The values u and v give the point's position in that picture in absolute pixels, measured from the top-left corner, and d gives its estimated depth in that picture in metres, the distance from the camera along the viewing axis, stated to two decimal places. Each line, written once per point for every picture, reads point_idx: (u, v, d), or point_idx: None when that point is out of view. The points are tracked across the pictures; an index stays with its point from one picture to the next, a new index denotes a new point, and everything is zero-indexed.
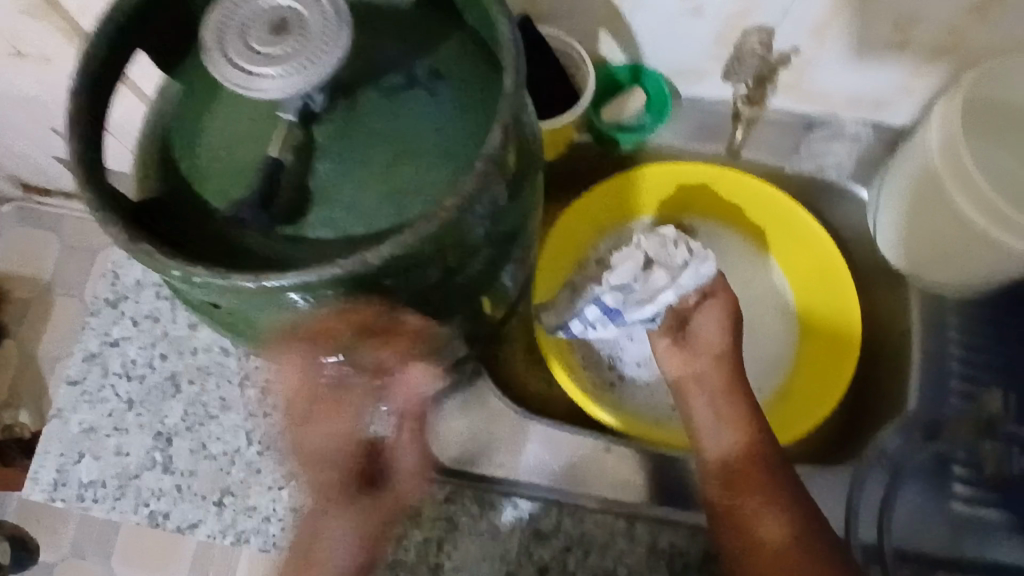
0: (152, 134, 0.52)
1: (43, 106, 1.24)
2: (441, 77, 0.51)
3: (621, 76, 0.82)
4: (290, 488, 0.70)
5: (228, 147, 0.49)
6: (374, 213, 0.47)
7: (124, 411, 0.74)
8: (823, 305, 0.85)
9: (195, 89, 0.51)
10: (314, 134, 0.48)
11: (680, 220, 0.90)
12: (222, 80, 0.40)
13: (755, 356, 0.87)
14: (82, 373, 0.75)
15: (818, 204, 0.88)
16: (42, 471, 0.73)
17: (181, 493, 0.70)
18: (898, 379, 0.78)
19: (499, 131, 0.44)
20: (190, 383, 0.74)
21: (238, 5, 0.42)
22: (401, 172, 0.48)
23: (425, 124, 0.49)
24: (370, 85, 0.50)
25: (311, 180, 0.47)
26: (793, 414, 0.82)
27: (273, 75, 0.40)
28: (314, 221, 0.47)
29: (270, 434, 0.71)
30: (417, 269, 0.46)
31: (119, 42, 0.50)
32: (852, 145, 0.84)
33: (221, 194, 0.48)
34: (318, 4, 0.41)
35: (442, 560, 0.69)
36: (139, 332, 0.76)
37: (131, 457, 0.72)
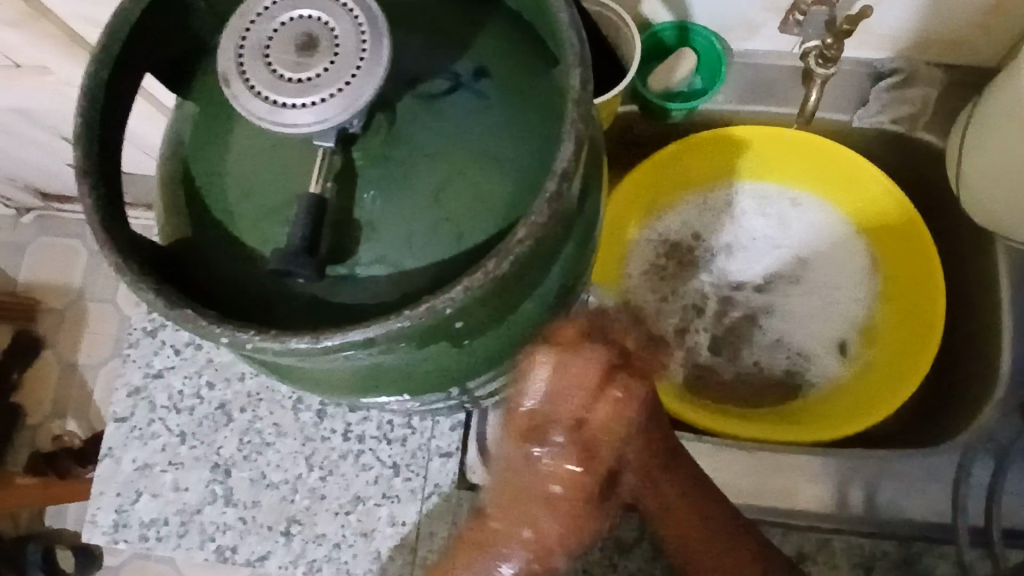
0: (177, 170, 0.47)
1: (43, 119, 1.11)
2: (486, 76, 0.45)
3: (666, 36, 0.75)
4: (357, 513, 0.67)
5: (262, 180, 0.44)
6: (431, 243, 0.42)
7: (177, 444, 0.70)
8: (900, 270, 0.78)
9: (215, 117, 0.46)
10: (354, 156, 0.42)
11: (739, 187, 0.82)
12: (247, 114, 0.35)
13: (829, 324, 0.80)
14: (129, 409, 0.72)
15: (888, 157, 0.81)
16: (101, 513, 0.70)
17: (247, 526, 0.68)
18: (991, 347, 0.72)
19: (572, 140, 0.38)
20: (241, 411, 0.70)
21: (255, 22, 0.36)
22: (453, 192, 0.43)
23: (478, 132, 0.44)
24: (411, 92, 0.44)
25: (356, 212, 0.42)
26: (875, 390, 0.75)
27: (309, 104, 0.35)
28: (362, 259, 0.42)
29: (331, 458, 0.68)
30: (481, 312, 0.42)
31: (127, 67, 0.44)
32: (927, 90, 0.76)
33: (260, 234, 0.44)
34: (349, 14, 0.36)
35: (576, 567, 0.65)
36: (183, 361, 0.72)
37: (190, 492, 0.69)
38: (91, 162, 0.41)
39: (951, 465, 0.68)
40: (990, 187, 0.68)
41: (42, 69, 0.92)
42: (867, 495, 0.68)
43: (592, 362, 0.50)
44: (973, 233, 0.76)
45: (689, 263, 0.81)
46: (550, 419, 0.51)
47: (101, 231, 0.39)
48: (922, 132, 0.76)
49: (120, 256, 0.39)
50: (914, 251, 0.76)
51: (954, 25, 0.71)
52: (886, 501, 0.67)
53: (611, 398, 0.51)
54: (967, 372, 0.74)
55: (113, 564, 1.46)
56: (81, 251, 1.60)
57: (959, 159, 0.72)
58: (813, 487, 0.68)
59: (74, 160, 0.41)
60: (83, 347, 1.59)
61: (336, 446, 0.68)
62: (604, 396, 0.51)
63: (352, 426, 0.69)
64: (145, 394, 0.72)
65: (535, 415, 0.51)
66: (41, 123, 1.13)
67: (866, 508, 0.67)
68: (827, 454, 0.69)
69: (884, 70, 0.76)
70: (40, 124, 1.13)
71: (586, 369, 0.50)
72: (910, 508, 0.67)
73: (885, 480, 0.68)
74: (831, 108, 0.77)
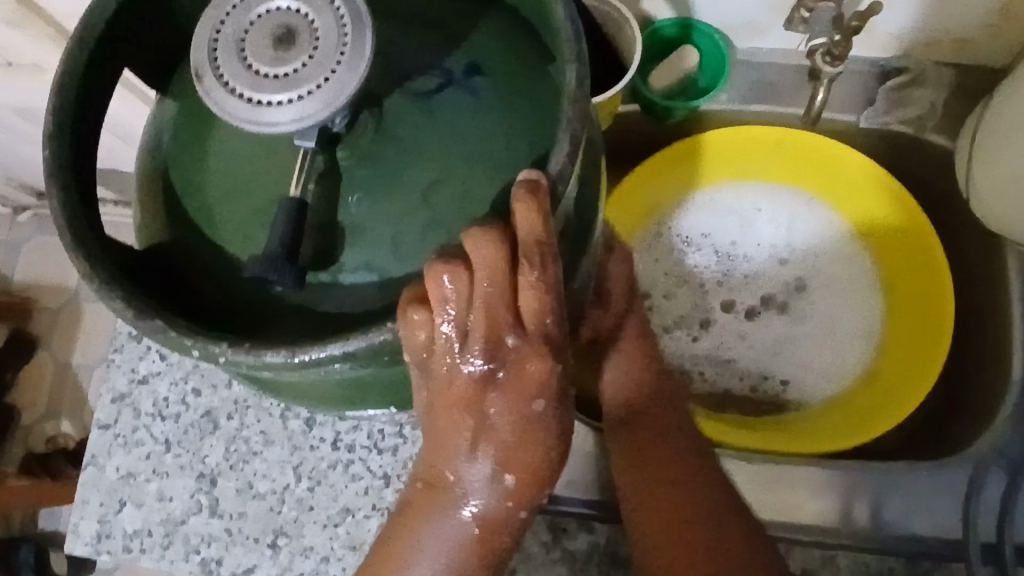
0: (154, 171, 0.45)
1: (35, 118, 1.09)
2: (479, 73, 0.43)
3: (668, 33, 0.72)
4: (346, 525, 0.65)
5: (243, 182, 0.42)
6: (420, 250, 0.40)
7: (162, 452, 0.68)
8: (907, 277, 0.76)
9: (195, 116, 0.44)
10: (339, 157, 0.40)
11: (744, 191, 0.80)
12: (221, 113, 0.33)
13: (833, 331, 0.78)
14: (113, 416, 0.70)
15: (896, 160, 0.79)
16: (83, 523, 0.68)
17: (233, 537, 0.66)
18: (1002, 357, 0.69)
19: (567, 143, 0.36)
20: (228, 419, 0.68)
21: (230, 14, 0.34)
22: (443, 195, 0.41)
23: (470, 132, 0.42)
24: (399, 90, 0.42)
25: (340, 216, 0.40)
26: (879, 396, 0.73)
27: (287, 101, 0.33)
28: (346, 266, 0.40)
29: (320, 468, 0.66)
30: None
31: (103, 63, 0.42)
32: (937, 91, 0.74)
33: (240, 239, 0.41)
34: (330, 5, 0.33)
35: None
36: (169, 366, 0.70)
37: (175, 502, 0.67)
38: (61, 164, 0.39)
39: (960, 480, 0.65)
40: (999, 191, 0.66)
41: (33, 67, 0.90)
42: (872, 509, 0.65)
43: (527, 364, 0.38)
44: (984, 238, 0.74)
45: (692, 268, 0.80)
46: (464, 454, 0.41)
47: (69, 237, 0.37)
48: (932, 133, 0.73)
49: (90, 263, 0.37)
50: (921, 257, 0.74)
51: (966, 24, 0.69)
52: (893, 516, 0.65)
53: (523, 416, 0.40)
54: (977, 382, 0.72)
55: None
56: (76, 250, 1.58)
57: (969, 162, 0.69)
58: (818, 500, 0.66)
59: (43, 161, 0.39)
60: (78, 348, 1.57)
61: (325, 456, 0.66)
62: (495, 422, 0.40)
63: (342, 435, 0.66)
64: (130, 400, 0.70)
65: (434, 469, 0.42)
66: (33, 122, 1.11)
67: (871, 523, 0.65)
68: (831, 466, 0.67)
69: (893, 70, 0.74)
70: (33, 122, 1.11)
71: (531, 367, 0.39)
72: (917, 523, 0.65)
73: (891, 494, 0.66)
74: (838, 109, 0.75)
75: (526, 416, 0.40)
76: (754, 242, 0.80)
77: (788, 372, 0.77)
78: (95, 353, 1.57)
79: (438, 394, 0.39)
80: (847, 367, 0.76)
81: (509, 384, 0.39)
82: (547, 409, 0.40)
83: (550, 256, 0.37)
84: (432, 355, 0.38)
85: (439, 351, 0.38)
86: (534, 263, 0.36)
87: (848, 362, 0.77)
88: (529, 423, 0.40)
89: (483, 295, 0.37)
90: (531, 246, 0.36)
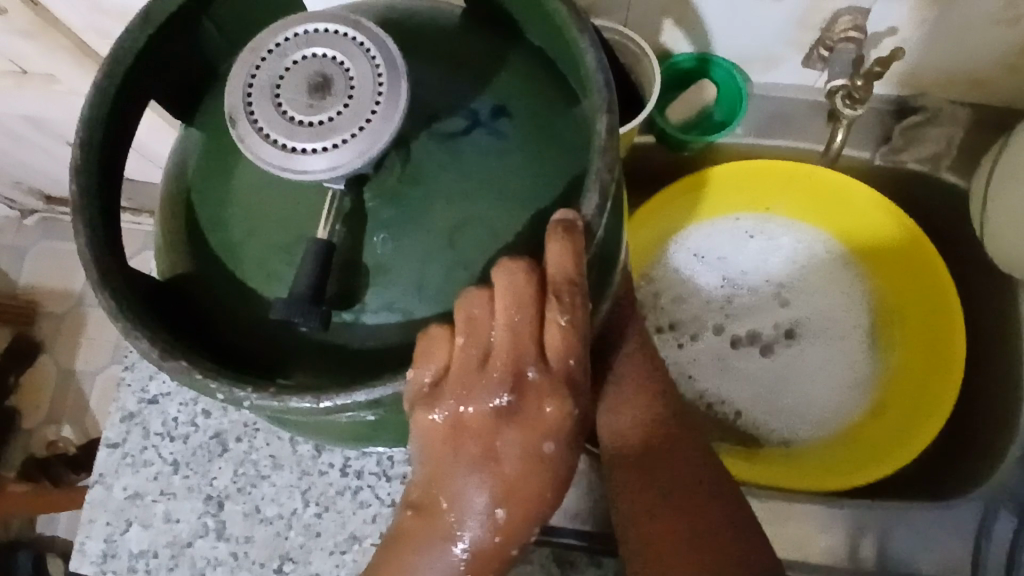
0: (177, 203, 0.45)
1: (48, 126, 1.09)
2: (505, 114, 0.43)
3: (685, 67, 0.72)
4: (353, 553, 0.65)
5: (267, 218, 0.42)
6: (443, 291, 0.40)
7: (171, 473, 0.68)
8: (919, 315, 0.76)
9: (219, 148, 0.44)
10: (365, 198, 0.40)
11: (756, 223, 0.80)
12: (255, 158, 0.33)
13: (847, 367, 0.77)
14: (122, 435, 0.69)
15: (910, 195, 0.79)
16: (89, 543, 0.68)
17: (238, 561, 0.66)
18: (1014, 400, 0.69)
19: (596, 190, 0.36)
20: (237, 441, 0.68)
21: (265, 60, 0.34)
22: (469, 237, 0.41)
23: (494, 175, 0.42)
24: (426, 132, 0.42)
25: (365, 256, 0.40)
26: (891, 435, 0.73)
27: (321, 149, 0.33)
28: (370, 306, 0.40)
29: (328, 494, 0.66)
30: None
31: (131, 94, 0.42)
32: (953, 130, 0.74)
33: (263, 275, 0.42)
34: (367, 54, 0.34)
35: None
36: (179, 386, 0.70)
37: (182, 523, 0.67)
38: (87, 199, 0.39)
39: (970, 523, 0.65)
40: (1013, 234, 0.66)
41: (49, 78, 0.91)
42: (881, 550, 0.65)
43: (545, 400, 0.33)
44: (997, 277, 0.74)
45: (708, 299, 0.79)
46: (461, 485, 0.35)
47: (96, 272, 0.37)
48: (948, 172, 0.74)
49: (116, 300, 0.37)
50: (934, 295, 0.74)
51: (985, 65, 0.69)
52: (901, 556, 0.65)
53: (533, 453, 0.34)
54: (989, 422, 0.72)
55: None
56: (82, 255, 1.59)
57: (984, 202, 0.69)
58: (825, 539, 0.66)
59: (70, 196, 0.39)
60: (82, 353, 1.57)
61: (334, 481, 0.66)
62: (500, 456, 0.34)
63: (351, 461, 0.66)
64: (139, 420, 0.70)
65: (427, 496, 0.36)
66: (44, 130, 1.11)
67: (880, 564, 0.65)
68: (840, 505, 0.66)
69: (909, 108, 0.74)
70: (45, 131, 1.11)
71: (544, 402, 0.33)
72: (925, 564, 0.64)
73: (900, 537, 0.65)
74: (854, 145, 0.75)
75: (535, 454, 0.34)
76: (768, 274, 0.79)
77: (801, 409, 0.76)
78: (100, 358, 1.57)
79: (443, 422, 0.34)
80: (853, 405, 0.76)
81: (520, 417, 0.33)
82: (558, 451, 0.34)
83: (581, 294, 0.33)
84: (443, 380, 0.33)
85: (452, 377, 0.33)
86: (564, 304, 0.33)
87: (852, 402, 0.76)
88: (538, 461, 0.34)
89: (506, 325, 0.33)
90: (562, 284, 0.32)
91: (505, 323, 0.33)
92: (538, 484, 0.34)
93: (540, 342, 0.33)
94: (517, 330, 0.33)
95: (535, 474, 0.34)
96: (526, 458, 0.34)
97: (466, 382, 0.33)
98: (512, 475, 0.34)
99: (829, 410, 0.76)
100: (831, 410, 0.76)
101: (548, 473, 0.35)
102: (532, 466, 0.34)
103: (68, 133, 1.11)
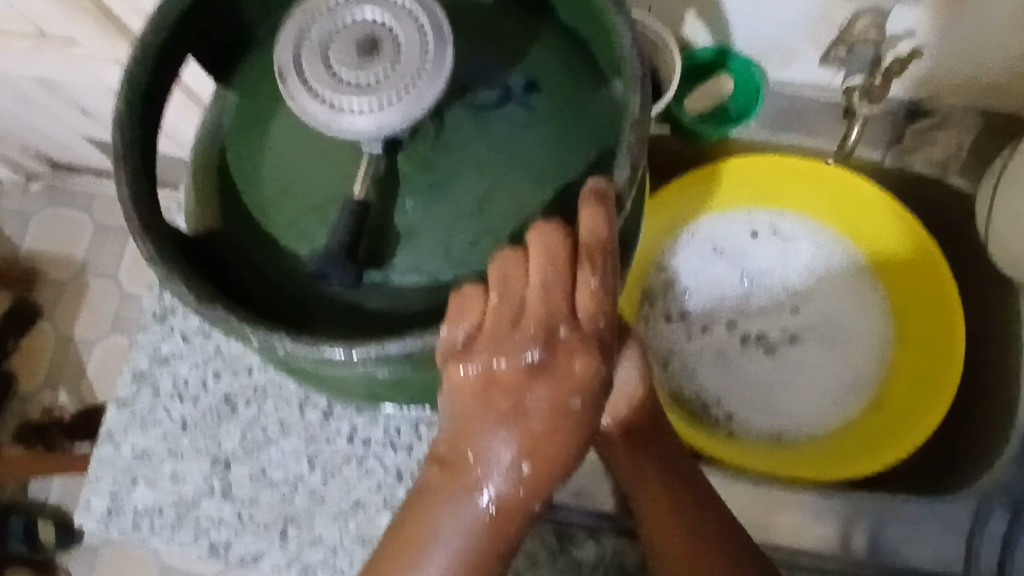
0: (210, 160, 0.46)
1: (61, 90, 1.10)
2: (537, 89, 0.44)
3: (705, 59, 0.74)
4: (357, 519, 0.66)
5: (301, 178, 0.43)
6: (471, 256, 0.41)
7: (180, 434, 0.69)
8: (920, 315, 0.77)
9: (255, 109, 0.45)
10: (398, 163, 0.41)
11: (765, 219, 0.81)
12: (302, 113, 0.34)
13: (847, 364, 0.78)
14: (133, 394, 0.70)
15: (917, 198, 0.81)
16: (95, 499, 0.69)
17: (243, 523, 0.67)
18: (1010, 401, 0.71)
19: (627, 163, 0.37)
20: (246, 405, 0.69)
21: (316, 20, 0.35)
22: (499, 205, 0.42)
23: (524, 147, 0.43)
24: (460, 102, 0.43)
25: (397, 219, 0.41)
26: (887, 431, 0.75)
27: (367, 108, 0.34)
28: (399, 268, 0.41)
29: (335, 460, 0.67)
30: None
31: (172, 50, 0.43)
32: (964, 135, 0.75)
33: (294, 233, 0.42)
34: (416, 19, 0.34)
35: None
36: (191, 349, 0.71)
37: (189, 484, 0.68)
38: (128, 149, 0.40)
39: (961, 517, 0.67)
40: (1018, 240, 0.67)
41: (70, 41, 0.91)
42: (873, 540, 0.66)
43: (574, 357, 0.35)
44: (999, 282, 0.75)
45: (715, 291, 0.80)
46: (487, 439, 0.36)
47: (135, 220, 0.38)
48: (956, 176, 0.76)
49: (154, 248, 0.38)
50: (936, 296, 0.75)
51: (998, 72, 0.70)
52: (892, 547, 0.66)
53: (559, 410, 0.35)
54: (985, 422, 0.74)
55: (93, 542, 1.44)
56: (86, 223, 1.59)
57: (991, 206, 0.71)
58: (818, 527, 0.67)
59: (112, 145, 0.40)
60: (82, 320, 1.58)
61: (341, 449, 0.67)
62: (528, 412, 0.35)
63: (359, 429, 0.67)
64: (149, 380, 0.70)
65: (453, 451, 0.37)
66: (58, 94, 1.11)
67: (872, 553, 0.66)
68: (835, 495, 0.68)
69: (921, 111, 0.76)
70: (58, 95, 1.11)
71: (572, 361, 0.35)
72: (915, 556, 0.66)
73: (892, 528, 0.67)
74: (866, 146, 0.78)
75: (560, 411, 0.35)
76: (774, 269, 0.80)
77: (800, 402, 0.78)
78: (100, 327, 1.57)
79: (474, 376, 0.35)
80: (851, 400, 0.77)
81: (549, 373, 0.35)
82: (585, 409, 0.35)
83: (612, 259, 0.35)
84: (476, 336, 0.35)
85: (485, 332, 0.35)
86: (594, 265, 0.34)
87: (850, 398, 0.78)
88: (563, 418, 0.36)
89: (539, 283, 0.34)
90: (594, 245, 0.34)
91: (539, 282, 0.34)
92: (560, 442, 0.36)
93: (573, 301, 0.35)
94: (551, 290, 0.35)
95: (558, 431, 0.36)
96: (551, 416, 0.35)
97: (499, 338, 0.35)
98: (537, 433, 0.36)
99: (828, 405, 0.77)
100: (830, 405, 0.77)
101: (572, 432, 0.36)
102: (557, 424, 0.35)
103: (83, 98, 1.11)
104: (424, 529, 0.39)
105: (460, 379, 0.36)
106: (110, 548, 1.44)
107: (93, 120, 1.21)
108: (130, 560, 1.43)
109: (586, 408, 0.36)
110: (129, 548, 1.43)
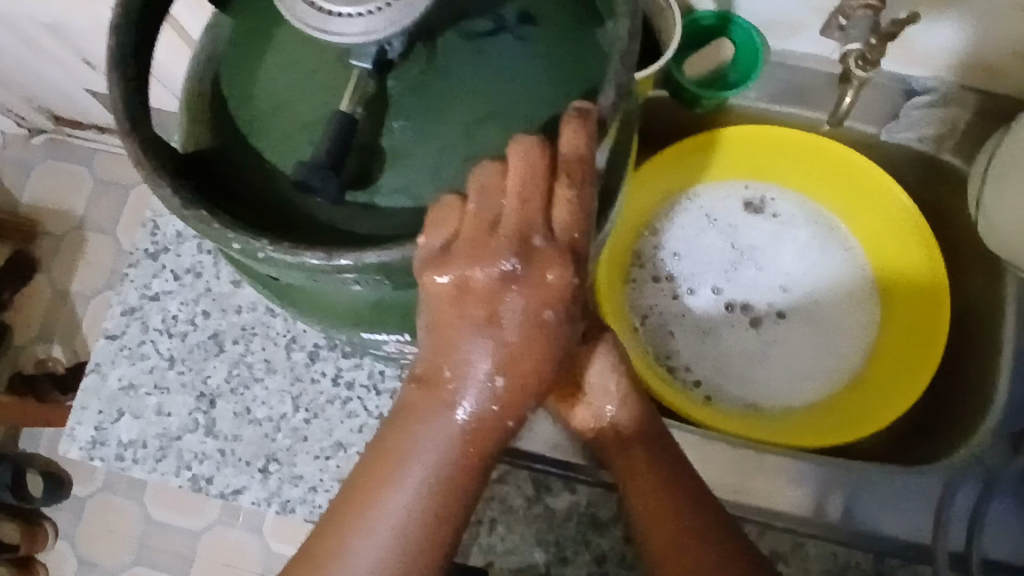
0: (203, 79, 0.46)
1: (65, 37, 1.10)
2: (531, 22, 0.45)
3: (707, 24, 0.73)
4: (338, 459, 0.66)
5: (293, 96, 0.43)
6: (457, 180, 0.42)
7: (166, 368, 0.70)
8: (906, 291, 0.78)
9: (251, 29, 0.45)
10: (388, 85, 0.42)
11: (757, 191, 0.82)
12: (297, 19, 0.36)
13: (831, 337, 0.79)
14: (122, 328, 0.71)
15: (912, 176, 0.81)
16: (80, 428, 0.70)
17: (225, 457, 0.67)
18: (989, 378, 0.72)
19: (614, 88, 0.37)
20: (234, 343, 0.70)
21: None
22: (488, 131, 0.42)
23: (516, 76, 0.43)
24: (454, 29, 0.43)
25: (386, 140, 0.42)
26: (867, 404, 0.75)
27: (359, 14, 0.36)
28: (386, 188, 0.42)
29: (319, 401, 0.68)
30: None
31: None
32: (960, 113, 0.75)
33: (283, 150, 0.43)
34: None
35: (563, 544, 0.63)
36: (181, 286, 0.71)
37: (173, 417, 0.69)
38: (123, 57, 0.40)
39: (934, 490, 0.68)
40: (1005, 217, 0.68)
41: None
42: (845, 507, 0.67)
43: (549, 269, 0.35)
44: (987, 262, 0.76)
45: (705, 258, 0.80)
46: (463, 352, 0.37)
47: (127, 125, 0.39)
48: (949, 154, 0.75)
49: (144, 153, 0.38)
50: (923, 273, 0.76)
51: (997, 51, 0.71)
52: (863, 514, 0.67)
53: (534, 322, 0.36)
54: (964, 399, 0.74)
55: (81, 494, 1.45)
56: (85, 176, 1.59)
57: (982, 184, 0.71)
58: (792, 491, 0.68)
59: (107, 53, 0.40)
60: (78, 274, 1.58)
61: (325, 390, 0.68)
62: (502, 325, 0.36)
63: (344, 372, 0.68)
64: (139, 314, 0.71)
65: (431, 366, 0.38)
66: (63, 41, 1.11)
67: (843, 519, 0.67)
68: (811, 461, 0.69)
69: (919, 88, 0.76)
70: (63, 42, 1.11)
71: (547, 274, 0.35)
72: (885, 524, 0.67)
73: (864, 497, 0.68)
74: (861, 119, 0.77)
75: (534, 325, 0.36)
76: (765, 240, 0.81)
77: (783, 372, 0.78)
78: (95, 282, 1.58)
79: (450, 285, 0.36)
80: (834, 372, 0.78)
81: (524, 285, 0.36)
82: (558, 323, 0.36)
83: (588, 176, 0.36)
84: (453, 245, 0.36)
85: (462, 241, 0.36)
86: (573, 179, 0.36)
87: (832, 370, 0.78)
88: (538, 332, 0.36)
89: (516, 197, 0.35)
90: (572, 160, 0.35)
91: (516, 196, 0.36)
92: (535, 357, 0.36)
93: (547, 214, 0.36)
94: (527, 204, 0.36)
95: (532, 346, 0.36)
96: (524, 330, 0.36)
97: (477, 250, 0.36)
98: (512, 347, 0.36)
99: (810, 376, 0.78)
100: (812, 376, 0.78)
101: (546, 348, 0.37)
102: (531, 338, 0.36)
103: (87, 47, 1.11)
104: (402, 442, 0.40)
105: (437, 289, 0.37)
106: (97, 500, 1.45)
107: (97, 70, 1.21)
108: (117, 512, 1.44)
109: (560, 324, 0.36)
110: (116, 500, 1.44)
